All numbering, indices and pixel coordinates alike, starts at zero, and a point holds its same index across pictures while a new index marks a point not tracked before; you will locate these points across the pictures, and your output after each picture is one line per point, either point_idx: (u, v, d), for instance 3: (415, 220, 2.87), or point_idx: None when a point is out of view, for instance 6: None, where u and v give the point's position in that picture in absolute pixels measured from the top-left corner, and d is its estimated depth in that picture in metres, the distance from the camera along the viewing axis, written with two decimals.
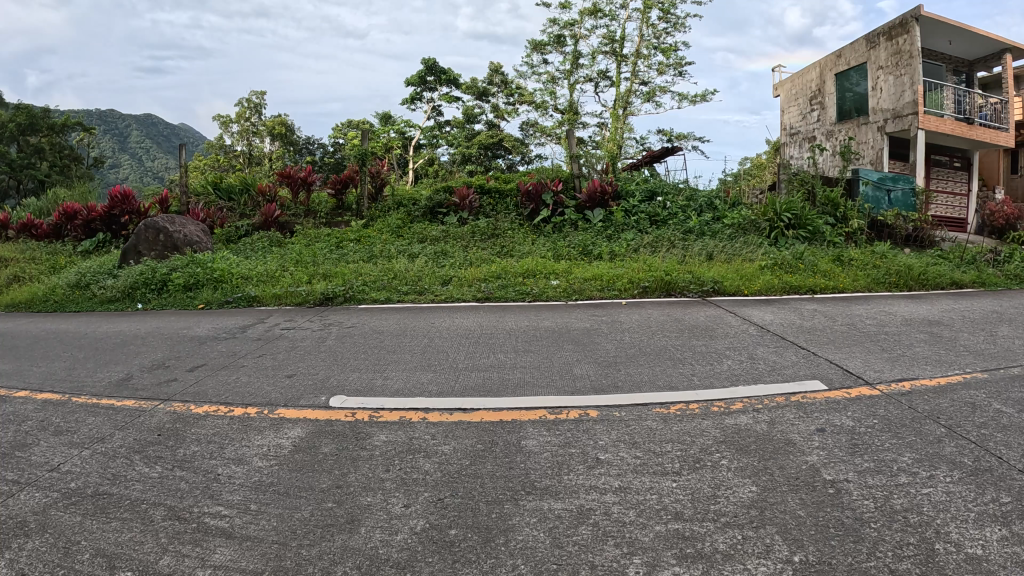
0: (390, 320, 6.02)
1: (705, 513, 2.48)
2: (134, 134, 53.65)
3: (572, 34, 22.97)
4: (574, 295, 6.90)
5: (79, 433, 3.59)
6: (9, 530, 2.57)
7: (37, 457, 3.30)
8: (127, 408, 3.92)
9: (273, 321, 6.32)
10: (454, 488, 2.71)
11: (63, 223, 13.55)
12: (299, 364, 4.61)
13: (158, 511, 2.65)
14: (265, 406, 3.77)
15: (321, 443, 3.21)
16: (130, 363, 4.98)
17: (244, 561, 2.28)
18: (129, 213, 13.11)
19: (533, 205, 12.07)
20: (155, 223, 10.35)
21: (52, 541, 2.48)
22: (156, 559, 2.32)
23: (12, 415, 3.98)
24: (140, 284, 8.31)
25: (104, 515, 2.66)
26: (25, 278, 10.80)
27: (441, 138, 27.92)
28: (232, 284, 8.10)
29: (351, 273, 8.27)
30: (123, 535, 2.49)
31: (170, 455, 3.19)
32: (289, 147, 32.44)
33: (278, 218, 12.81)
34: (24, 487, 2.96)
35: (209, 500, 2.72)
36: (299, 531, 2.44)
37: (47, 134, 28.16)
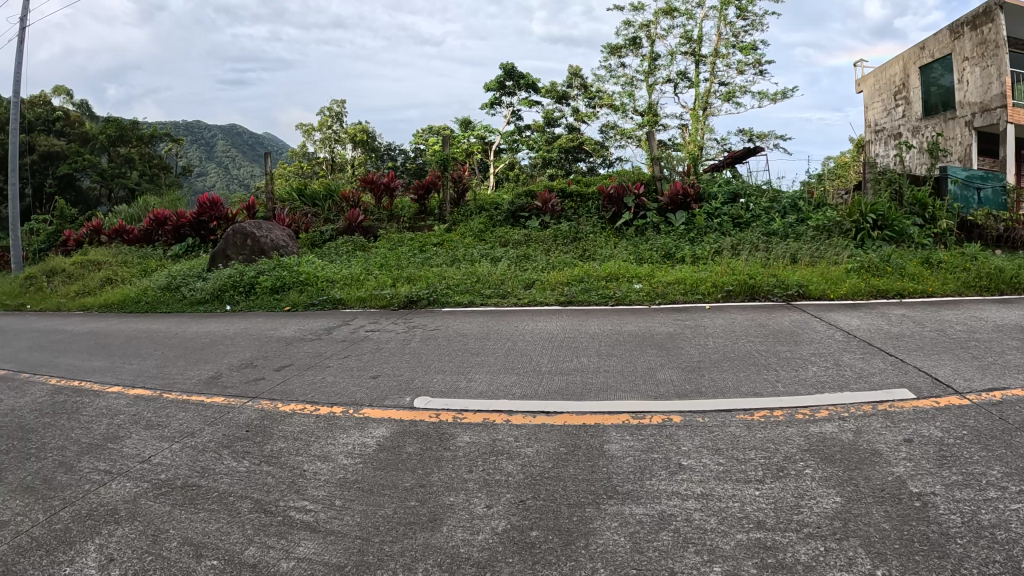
0: (472, 323, 6.11)
1: (788, 522, 2.41)
2: (222, 143, 56.31)
3: (649, 35, 22.84)
4: (658, 298, 6.84)
5: (169, 426, 3.78)
6: (103, 518, 2.80)
7: (129, 448, 3.52)
8: (215, 405, 4.10)
9: (358, 322, 6.50)
10: (536, 490, 2.72)
11: (155, 228, 14.37)
12: (384, 365, 4.73)
13: (245, 504, 2.77)
14: (351, 405, 3.88)
15: (405, 442, 3.28)
16: (219, 362, 5.20)
17: (328, 554, 2.37)
18: (218, 218, 13.68)
19: (615, 208, 12.01)
20: (243, 228, 10.81)
21: (141, 528, 2.69)
22: (242, 549, 2.46)
23: (106, 408, 4.24)
24: (227, 287, 8.71)
25: (192, 505, 2.82)
26: (116, 280, 11.55)
27: (522, 142, 28.08)
28: (317, 287, 8.33)
29: (435, 277, 8.41)
30: (211, 526, 2.63)
31: (257, 450, 3.33)
32: (371, 154, 33.31)
33: (362, 223, 13.12)
34: (115, 477, 3.19)
35: (296, 494, 2.82)
36: (383, 528, 2.50)
37: (136, 144, 29.76)
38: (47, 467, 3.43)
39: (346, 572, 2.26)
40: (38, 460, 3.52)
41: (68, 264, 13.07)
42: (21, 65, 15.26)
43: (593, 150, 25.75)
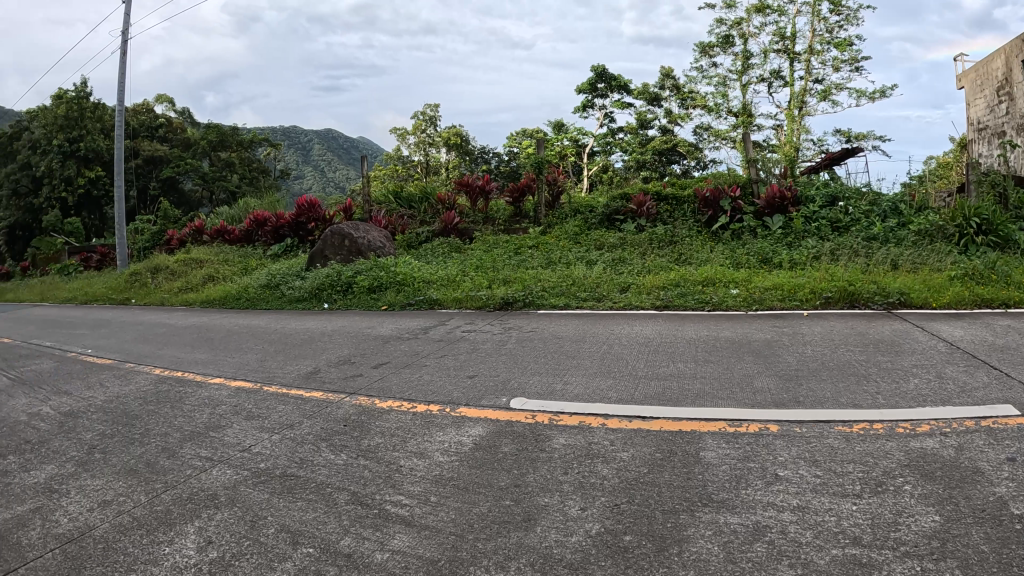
0: (567, 326, 6.13)
1: (885, 540, 2.32)
2: (318, 147, 58.39)
3: (742, 33, 22.37)
4: (755, 304, 6.69)
5: (269, 418, 3.95)
6: (203, 503, 3.01)
7: (231, 437, 3.71)
8: (314, 399, 4.26)
9: (453, 323, 6.62)
10: (631, 495, 2.71)
11: (255, 228, 15.12)
12: (480, 365, 4.80)
13: (342, 495, 2.88)
14: (447, 404, 3.96)
15: (501, 442, 3.32)
16: (318, 358, 5.39)
17: (423, 548, 2.43)
18: (315, 219, 14.03)
19: (711, 211, 11.80)
20: (341, 229, 11.14)
21: (239, 514, 2.85)
22: (338, 538, 2.56)
23: (210, 399, 4.47)
24: (325, 286, 9.04)
25: (290, 494, 2.96)
26: (218, 277, 12.23)
27: (615, 144, 28.21)
28: (413, 287, 8.51)
29: (531, 279, 8.47)
30: (308, 515, 2.76)
31: (354, 444, 3.43)
32: (466, 156, 34.10)
33: (458, 225, 13.35)
34: (217, 464, 3.39)
35: (392, 488, 2.90)
36: (477, 525, 2.54)
37: (236, 149, 31.39)
38: (153, 451, 3.71)
39: (440, 565, 2.31)
40: (143, 445, 3.81)
41: (172, 263, 13.94)
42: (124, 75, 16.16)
43: (687, 152, 25.45)
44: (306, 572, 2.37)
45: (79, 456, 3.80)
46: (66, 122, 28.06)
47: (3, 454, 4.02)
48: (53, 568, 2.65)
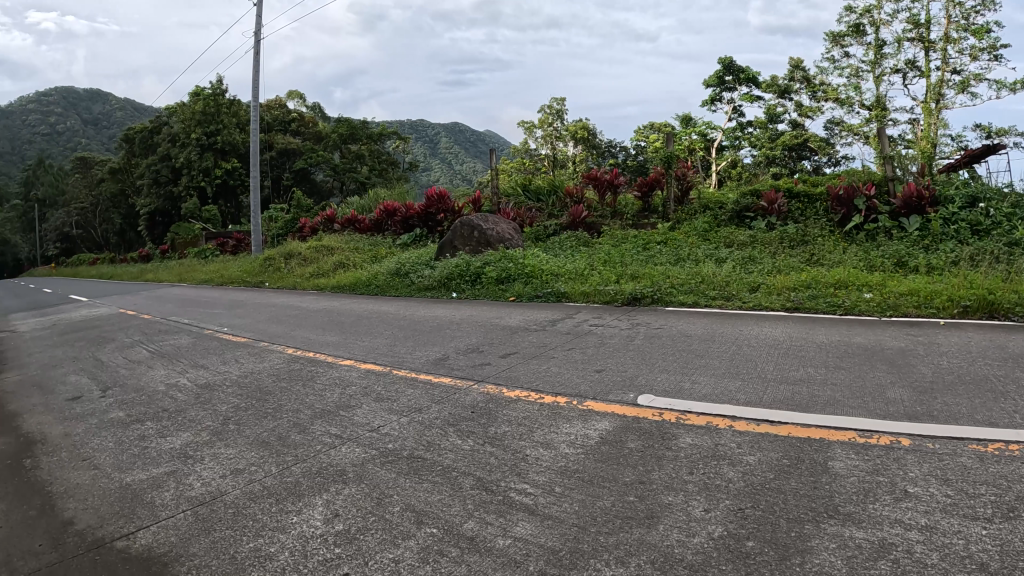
0: (696, 325, 6.05)
1: (1016, 569, 2.15)
2: (445, 141, 60.16)
3: (873, 21, 21.29)
4: (888, 310, 6.38)
5: (399, 401, 4.14)
6: (331, 478, 3.26)
7: (360, 417, 3.94)
8: (443, 384, 4.42)
9: (581, 317, 6.70)
10: (756, 500, 2.67)
11: (384, 218, 15.84)
12: (608, 361, 4.85)
13: (468, 480, 3.08)
14: (575, 397, 4.07)
15: (627, 438, 3.39)
16: (446, 345, 5.58)
17: (545, 537, 2.53)
18: (444, 211, 14.41)
19: (844, 210, 11.32)
20: (470, 221, 11.47)
21: (366, 491, 3.10)
22: (462, 521, 2.73)
23: (341, 378, 4.73)
24: (454, 276, 9.49)
25: (416, 475, 3.19)
26: (349, 264, 12.98)
27: (744, 139, 27.86)
28: (541, 279, 8.72)
29: (660, 275, 8.44)
30: (433, 497, 2.97)
31: (481, 431, 3.62)
32: (593, 150, 36.26)
33: (586, 219, 13.63)
34: (346, 441, 3.63)
35: (517, 477, 3.06)
36: (599, 519, 2.62)
37: (367, 142, 32.75)
38: (284, 425, 3.95)
39: (561, 556, 2.39)
40: (275, 419, 4.05)
41: (305, 249, 14.89)
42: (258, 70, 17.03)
43: (819, 148, 24.66)
44: (430, 551, 2.54)
45: (213, 426, 4.10)
46: (203, 117, 30.01)
47: (145, 419, 4.40)
48: (187, 526, 3.01)
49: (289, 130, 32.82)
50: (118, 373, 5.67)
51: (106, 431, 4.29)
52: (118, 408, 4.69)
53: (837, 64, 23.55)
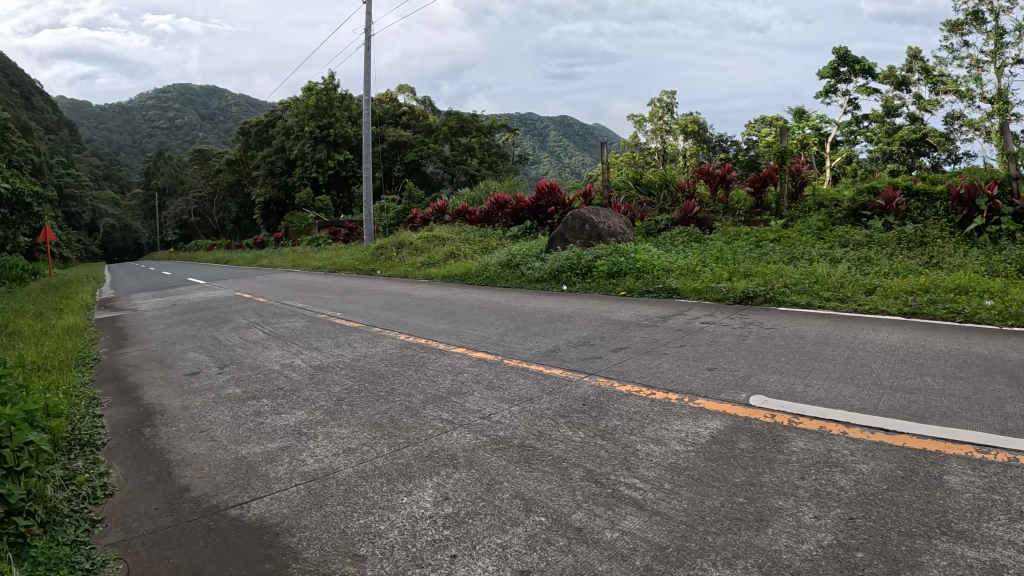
0: (809, 326, 5.87)
1: None
2: (552, 134, 60.25)
3: (993, 8, 19.82)
4: (1013, 319, 5.91)
5: (510, 390, 4.31)
6: (442, 462, 3.38)
7: (472, 404, 4.12)
8: (555, 376, 4.58)
9: (692, 313, 6.62)
10: (869, 510, 2.57)
11: (495, 210, 16.16)
12: (720, 359, 4.80)
13: (578, 471, 3.12)
14: (685, 394, 4.06)
15: (738, 438, 3.34)
16: (558, 337, 5.68)
17: (652, 532, 2.54)
18: (555, 204, 14.50)
19: (965, 211, 10.58)
20: (582, 214, 11.56)
21: (477, 476, 3.19)
22: (570, 511, 2.77)
23: (454, 365, 4.93)
24: (565, 268, 9.74)
25: (526, 464, 3.26)
26: (460, 254, 13.35)
27: (860, 133, 26.59)
28: (652, 274, 8.72)
29: (773, 273, 8.22)
30: (543, 486, 3.02)
31: (592, 424, 3.69)
32: (702, 145, 35.69)
33: (698, 215, 13.37)
34: (458, 427, 3.79)
35: (627, 471, 3.08)
36: (708, 518, 2.59)
37: (477, 135, 33.30)
38: (396, 409, 4.11)
39: (668, 553, 2.39)
40: (388, 402, 4.23)
41: (417, 239, 15.42)
42: (370, 66, 17.62)
43: (938, 143, 23.26)
44: (537, 539, 2.59)
45: (327, 406, 4.29)
46: (317, 111, 31.31)
47: (261, 396, 4.66)
48: (299, 499, 3.19)
49: (400, 123, 33.83)
50: (236, 351, 6.02)
51: (223, 405, 4.57)
52: (234, 385, 4.98)
53: (958, 53, 22.08)
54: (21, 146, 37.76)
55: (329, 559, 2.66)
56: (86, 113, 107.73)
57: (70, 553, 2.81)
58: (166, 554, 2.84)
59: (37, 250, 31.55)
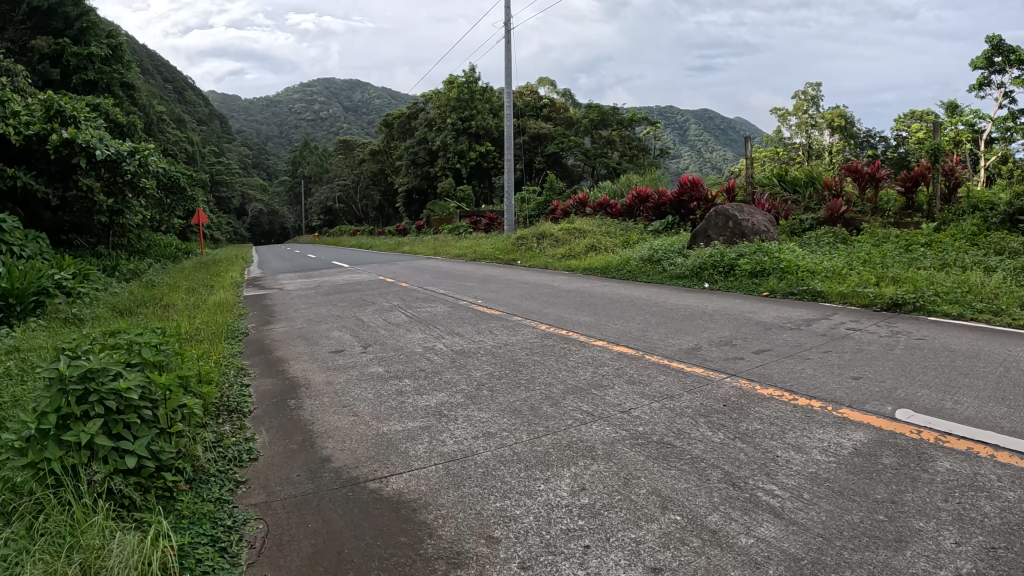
0: (965, 339, 5.40)
1: None
2: (694, 127, 58.55)
3: None
4: None
5: (651, 386, 4.30)
6: (581, 453, 3.42)
7: (613, 397, 4.14)
8: (696, 374, 4.50)
9: (838, 319, 6.28)
10: (1012, 540, 2.36)
11: (637, 204, 16.04)
12: (865, 368, 4.53)
13: (716, 473, 3.06)
14: (829, 402, 3.87)
15: (881, 452, 3.15)
16: (699, 335, 5.58)
17: (787, 542, 2.46)
18: (698, 199, 14.21)
19: None
20: (725, 211, 11.25)
21: (615, 470, 3.20)
22: (707, 513, 2.73)
23: (595, 358, 4.98)
24: (707, 266, 9.52)
25: (665, 461, 3.23)
26: (601, 247, 13.35)
27: (1016, 130, 24.23)
28: (796, 276, 8.35)
29: (924, 280, 7.62)
30: (681, 484, 2.98)
31: (732, 426, 3.60)
32: (851, 140, 33.43)
33: (845, 214, 12.63)
34: (598, 419, 3.82)
35: (766, 476, 2.98)
36: (845, 533, 2.48)
37: (619, 128, 33.18)
38: (537, 397, 4.21)
39: (802, 564, 2.31)
40: (529, 390, 4.33)
41: (558, 231, 15.60)
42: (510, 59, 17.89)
43: None
44: (672, 538, 2.57)
45: (468, 389, 4.44)
46: (458, 103, 32.28)
47: (403, 376, 4.89)
48: (437, 478, 3.32)
49: (541, 116, 34.10)
50: (379, 333, 6.33)
51: (366, 382, 4.84)
52: (377, 364, 5.25)
53: None
54: (185, 136, 41.25)
55: (464, 538, 2.77)
56: (252, 107, 116.98)
57: (214, 510, 3.10)
58: (304, 518, 3.06)
59: (191, 232, 34.44)
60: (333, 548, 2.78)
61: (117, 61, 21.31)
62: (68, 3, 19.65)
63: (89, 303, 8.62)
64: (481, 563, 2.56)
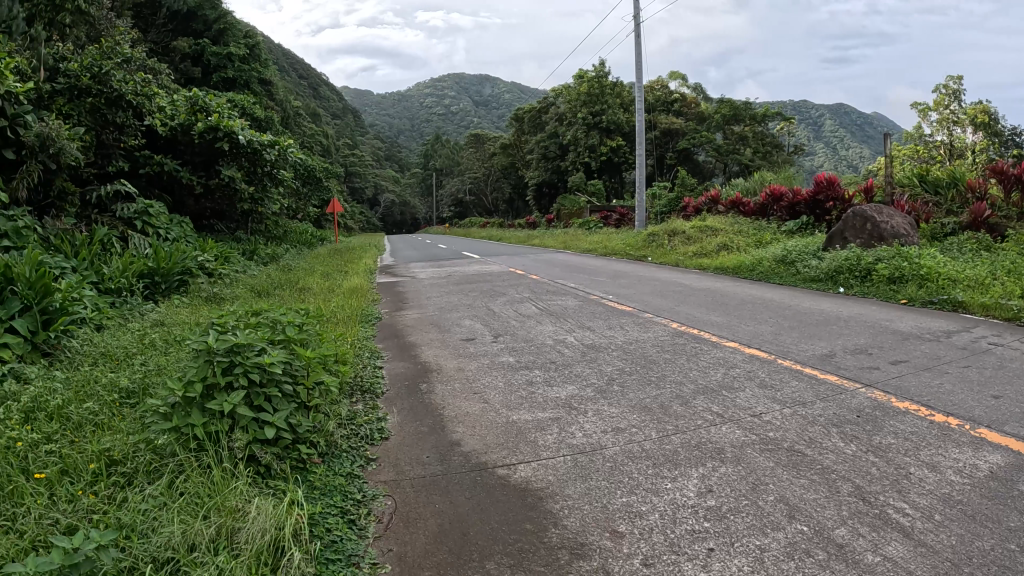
0: None
1: None
2: (828, 122, 55.57)
3: None
4: None
5: (782, 391, 4.17)
6: (709, 454, 3.37)
7: (743, 400, 4.06)
8: (828, 382, 4.32)
9: (980, 332, 5.79)
10: None
11: (769, 202, 15.50)
12: (1008, 387, 4.15)
13: (845, 486, 2.94)
14: (967, 420, 3.60)
15: (1020, 479, 2.91)
16: (833, 342, 5.33)
17: (915, 564, 2.34)
18: (833, 199, 13.57)
19: None
20: (864, 211, 10.67)
21: (743, 474, 3.14)
22: (833, 526, 2.63)
23: (725, 359, 4.88)
24: (843, 269, 9.07)
25: (794, 469, 3.13)
26: (733, 247, 13.02)
27: None
28: (936, 284, 7.77)
29: None
30: (809, 494, 2.89)
31: (865, 438, 3.43)
32: (995, 138, 30.63)
33: (989, 219, 11.62)
34: (727, 422, 3.75)
35: (897, 493, 2.83)
36: (976, 560, 2.34)
37: (750, 123, 32.08)
38: (667, 395, 4.19)
39: None
40: (659, 388, 4.31)
41: (689, 227, 15.33)
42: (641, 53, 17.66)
43: None
44: (796, 548, 2.50)
45: (598, 383, 4.48)
46: (589, 98, 32.10)
47: (534, 367, 4.98)
48: (565, 469, 3.38)
49: (672, 110, 33.36)
50: (511, 323, 6.47)
51: (498, 371, 4.97)
52: (509, 353, 5.38)
53: None
54: (324, 129, 43.57)
55: (588, 530, 2.80)
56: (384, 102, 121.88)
57: (345, 483, 3.30)
58: (432, 499, 3.20)
59: (327, 220, 36.57)
60: (458, 530, 2.89)
61: (255, 61, 22.72)
62: (206, 7, 21.21)
63: (228, 283, 9.38)
64: (604, 556, 2.59)
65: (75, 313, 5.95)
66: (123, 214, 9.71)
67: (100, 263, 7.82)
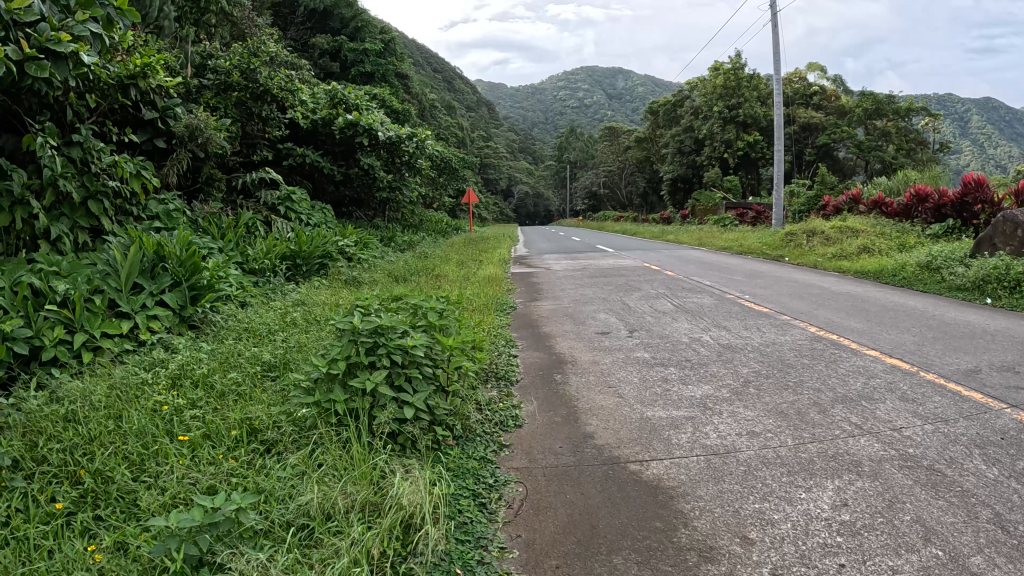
0: None
1: None
2: (977, 118, 51.28)
3: None
4: None
5: (924, 406, 3.91)
6: (846, 466, 3.22)
7: (883, 412, 3.84)
8: (973, 400, 4.00)
9: None
10: None
11: (914, 203, 14.48)
12: None
13: (985, 511, 2.73)
14: None
15: None
16: (979, 357, 4.93)
17: None
18: (982, 202, 12.51)
19: None
20: (1015, 216, 9.71)
21: (879, 490, 2.97)
22: (969, 553, 2.46)
23: (864, 367, 4.64)
24: (993, 278, 8.36)
25: (933, 490, 2.94)
26: (874, 250, 12.29)
27: None
28: None
29: None
30: (947, 518, 2.70)
31: (1009, 462, 3.16)
32: None
33: None
34: (866, 434, 3.56)
35: None
36: None
37: (894, 118, 30.04)
38: (804, 402, 4.03)
39: None
40: (796, 394, 4.15)
41: (828, 228, 14.61)
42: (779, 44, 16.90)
43: None
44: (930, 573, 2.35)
45: (734, 385, 4.37)
46: (725, 91, 31.15)
47: (668, 364, 4.92)
48: (698, 470, 3.32)
49: (811, 104, 31.81)
50: (646, 319, 6.42)
51: (631, 366, 4.95)
52: (643, 349, 5.34)
53: None
54: (457, 121, 44.78)
55: (717, 533, 2.75)
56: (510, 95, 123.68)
57: (478, 467, 3.39)
58: (564, 489, 3.23)
59: (461, 209, 37.68)
60: (587, 522, 2.91)
61: (390, 55, 23.57)
62: (341, 6, 22.22)
63: (365, 268, 9.83)
64: (732, 561, 2.54)
65: (220, 290, 6.39)
66: (268, 201, 10.40)
67: (246, 245, 8.40)
